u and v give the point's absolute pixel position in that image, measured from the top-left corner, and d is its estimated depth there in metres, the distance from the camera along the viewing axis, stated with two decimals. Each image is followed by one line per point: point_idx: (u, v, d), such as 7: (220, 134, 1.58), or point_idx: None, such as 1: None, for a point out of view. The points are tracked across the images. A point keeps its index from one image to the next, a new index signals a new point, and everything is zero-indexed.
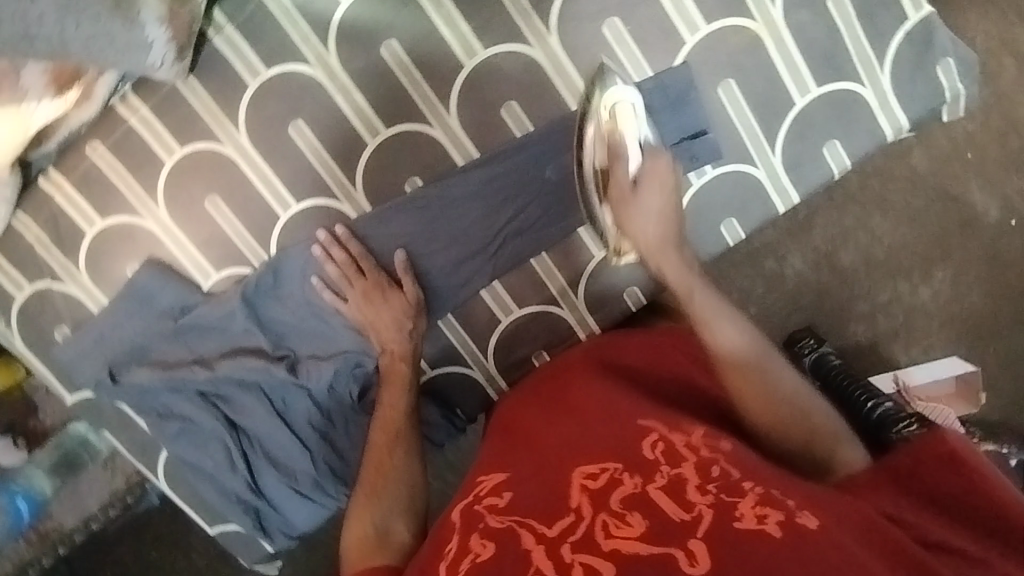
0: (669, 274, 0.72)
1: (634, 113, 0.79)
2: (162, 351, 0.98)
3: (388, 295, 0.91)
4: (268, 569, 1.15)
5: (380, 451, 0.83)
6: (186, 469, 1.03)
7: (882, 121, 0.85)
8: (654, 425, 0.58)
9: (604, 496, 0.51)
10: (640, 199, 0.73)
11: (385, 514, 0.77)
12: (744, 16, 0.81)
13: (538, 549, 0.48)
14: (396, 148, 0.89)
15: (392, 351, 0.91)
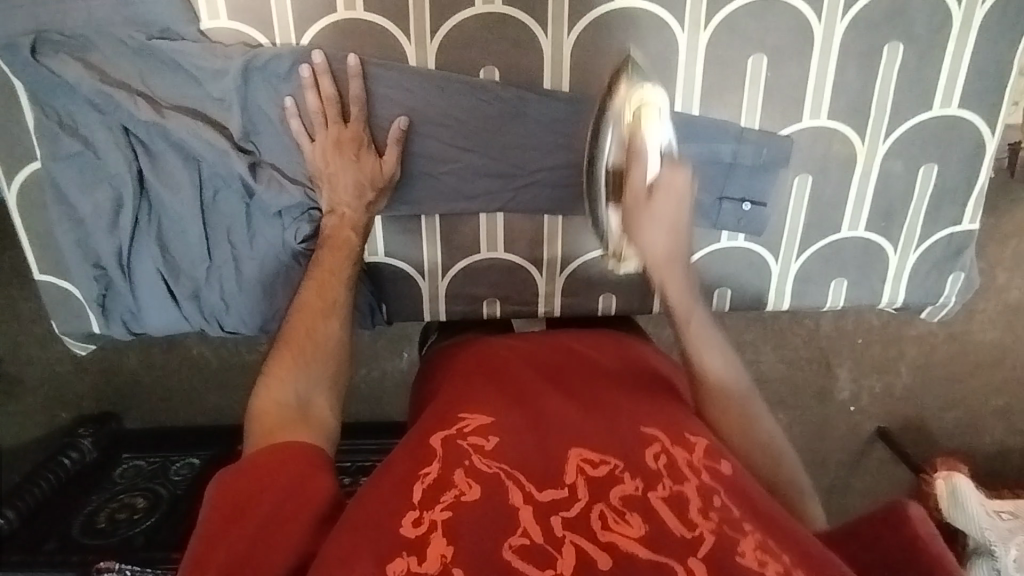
0: (671, 292, 0.69)
1: (659, 116, 0.75)
2: (110, 59, 0.80)
3: (363, 152, 0.80)
4: (77, 347, 0.98)
5: (312, 309, 0.71)
6: (55, 197, 0.85)
7: (887, 288, 0.92)
8: (659, 432, 0.60)
9: (601, 485, 0.54)
10: (653, 208, 0.68)
11: (305, 382, 0.65)
12: (857, 133, 0.83)
13: (525, 509, 0.52)
14: (497, 28, 0.80)
15: (342, 214, 0.80)
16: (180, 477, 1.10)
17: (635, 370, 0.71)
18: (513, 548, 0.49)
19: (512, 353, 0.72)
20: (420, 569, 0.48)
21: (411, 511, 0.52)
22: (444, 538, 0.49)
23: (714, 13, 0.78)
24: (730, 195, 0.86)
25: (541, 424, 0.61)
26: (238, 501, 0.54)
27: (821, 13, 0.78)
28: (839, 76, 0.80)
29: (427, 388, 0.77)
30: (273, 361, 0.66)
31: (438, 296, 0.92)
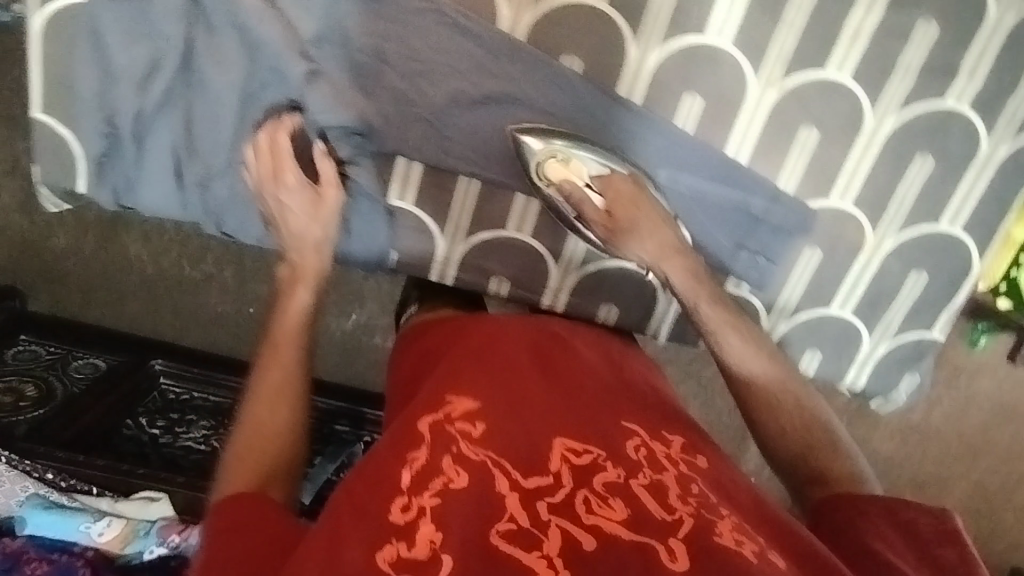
0: (676, 279, 0.79)
1: (568, 160, 0.82)
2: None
3: (290, 173, 0.76)
4: (48, 202, 0.90)
5: (266, 403, 0.70)
6: (87, 38, 0.78)
7: (850, 371, 0.98)
8: (638, 428, 0.66)
9: (583, 472, 0.59)
10: (635, 227, 0.79)
11: (279, 431, 0.69)
12: (871, 224, 0.90)
13: (511, 496, 0.56)
14: (593, 23, 0.81)
15: (296, 266, 0.77)
16: (78, 375, 1.21)
17: (616, 374, 0.75)
18: (501, 533, 0.53)
19: (502, 338, 0.74)
20: (411, 553, 0.51)
21: (399, 497, 0.56)
22: (432, 525, 0.53)
23: (787, 76, 0.83)
24: (748, 246, 0.91)
25: (525, 408, 0.64)
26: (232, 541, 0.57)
27: (876, 107, 0.84)
28: (873, 168, 0.87)
29: (410, 372, 0.78)
30: (229, 462, 0.66)
31: (450, 260, 0.92)
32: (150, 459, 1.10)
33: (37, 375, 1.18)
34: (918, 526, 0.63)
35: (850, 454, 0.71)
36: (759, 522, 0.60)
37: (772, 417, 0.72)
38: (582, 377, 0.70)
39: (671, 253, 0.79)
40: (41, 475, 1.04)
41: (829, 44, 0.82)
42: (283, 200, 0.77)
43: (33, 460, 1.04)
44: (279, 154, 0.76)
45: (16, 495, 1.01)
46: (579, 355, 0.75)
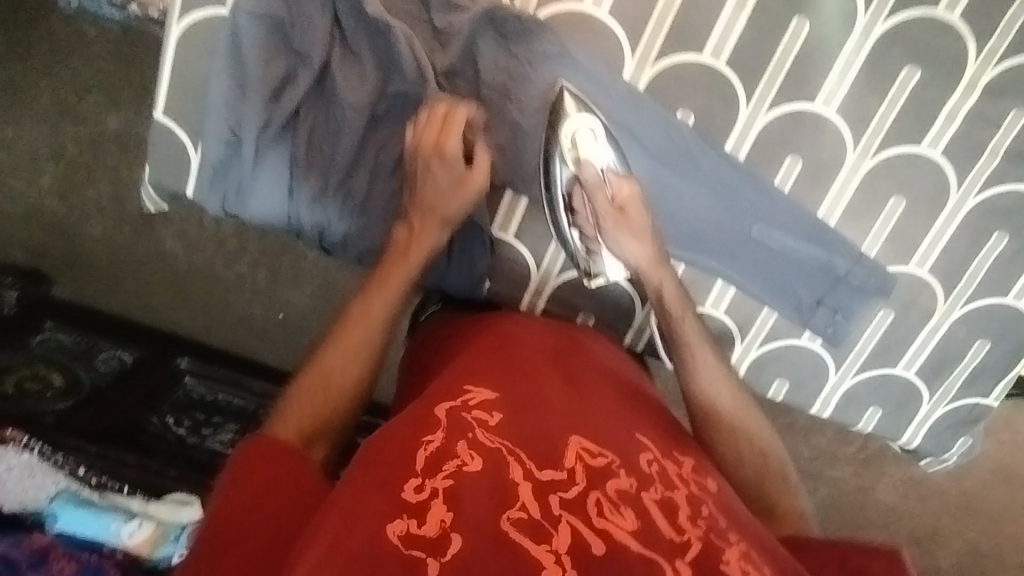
0: (667, 294, 0.84)
1: (596, 139, 0.82)
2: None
3: (451, 146, 0.78)
4: (155, 200, 0.92)
5: (355, 337, 0.75)
6: (226, 51, 0.80)
7: (908, 429, 1.03)
8: (652, 444, 0.70)
9: (598, 475, 0.62)
10: (627, 226, 0.82)
11: (346, 371, 0.74)
12: (943, 292, 0.95)
13: (523, 484, 0.60)
14: (711, 82, 0.84)
15: (418, 225, 0.81)
16: (104, 369, 1.16)
17: (627, 388, 0.80)
18: (511, 520, 0.56)
19: (520, 343, 0.79)
20: (419, 530, 0.54)
21: (415, 478, 0.59)
22: (445, 505, 0.57)
23: (884, 148, 0.88)
24: (827, 302, 0.95)
25: (547, 411, 0.69)
26: (256, 502, 0.62)
27: (961, 184, 0.90)
28: (951, 240, 0.92)
29: (434, 358, 0.83)
30: (299, 389, 0.72)
31: (541, 292, 0.95)
32: (179, 460, 1.09)
33: (67, 365, 1.14)
34: (871, 565, 0.65)
35: (794, 493, 0.78)
36: (768, 556, 0.61)
37: (729, 443, 0.80)
38: (599, 386, 0.77)
39: (658, 268, 0.83)
40: (72, 469, 0.99)
41: (927, 122, 0.87)
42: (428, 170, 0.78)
43: (66, 454, 1.00)
44: (448, 128, 0.78)
45: (47, 488, 0.96)
46: (595, 359, 0.82)
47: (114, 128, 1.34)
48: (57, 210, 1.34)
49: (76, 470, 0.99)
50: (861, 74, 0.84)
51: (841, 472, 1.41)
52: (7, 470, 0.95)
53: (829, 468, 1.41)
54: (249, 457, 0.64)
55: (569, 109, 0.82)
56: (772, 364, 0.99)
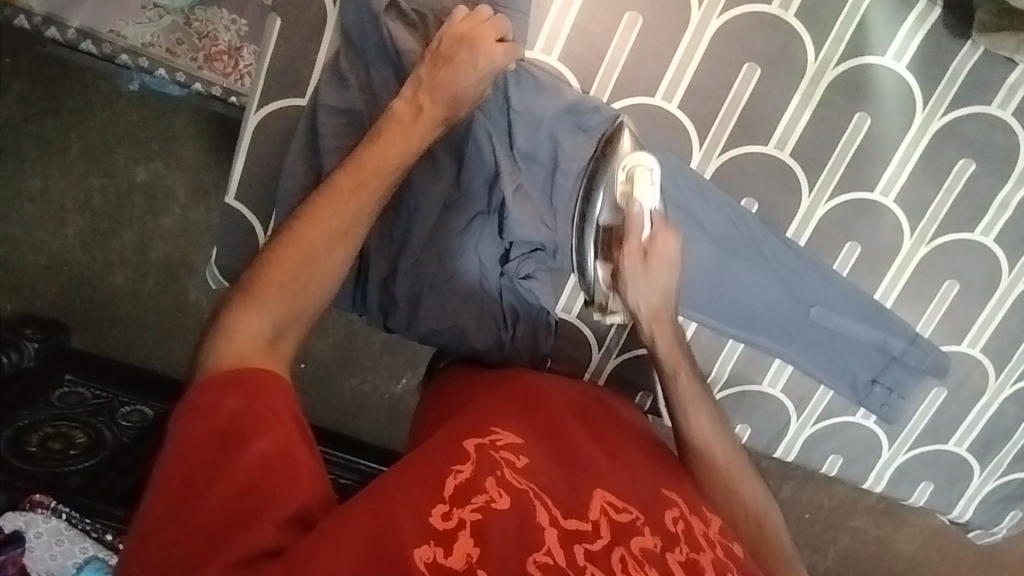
0: (660, 344, 0.80)
1: (650, 181, 0.80)
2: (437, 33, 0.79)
3: (476, 52, 0.73)
4: (217, 278, 0.93)
5: (341, 193, 0.66)
6: (307, 140, 0.82)
7: (959, 503, 1.04)
8: (677, 500, 0.68)
9: (623, 531, 0.60)
10: (647, 271, 0.77)
11: (303, 305, 0.63)
12: (994, 371, 0.97)
13: (549, 530, 0.57)
14: (775, 172, 0.87)
15: (417, 92, 0.72)
16: (125, 424, 1.15)
17: (644, 439, 0.77)
18: (537, 563, 0.54)
19: (545, 390, 0.76)
20: (447, 561, 0.51)
21: (442, 504, 0.55)
22: (471, 539, 0.53)
23: (938, 234, 0.91)
24: (883, 381, 0.96)
25: (572, 461, 0.66)
26: (236, 428, 0.55)
27: (1012, 269, 0.92)
28: (1003, 321, 0.94)
29: (439, 407, 0.77)
30: (251, 288, 0.62)
31: (602, 370, 0.99)
32: None
33: (86, 420, 1.12)
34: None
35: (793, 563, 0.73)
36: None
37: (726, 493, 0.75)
38: (622, 436, 0.75)
39: (661, 322, 0.79)
40: (99, 535, 1.01)
41: (980, 210, 0.89)
42: (452, 111, 0.73)
43: (93, 519, 1.01)
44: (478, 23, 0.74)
45: (75, 555, 0.98)
46: (618, 414, 0.80)
47: (142, 181, 1.27)
48: (83, 262, 1.30)
49: (104, 537, 1.00)
50: (919, 165, 0.87)
51: (867, 528, 1.42)
52: (36, 536, 0.97)
53: (855, 525, 1.42)
54: (245, 368, 0.58)
55: (625, 148, 0.82)
56: (826, 440, 1.01)
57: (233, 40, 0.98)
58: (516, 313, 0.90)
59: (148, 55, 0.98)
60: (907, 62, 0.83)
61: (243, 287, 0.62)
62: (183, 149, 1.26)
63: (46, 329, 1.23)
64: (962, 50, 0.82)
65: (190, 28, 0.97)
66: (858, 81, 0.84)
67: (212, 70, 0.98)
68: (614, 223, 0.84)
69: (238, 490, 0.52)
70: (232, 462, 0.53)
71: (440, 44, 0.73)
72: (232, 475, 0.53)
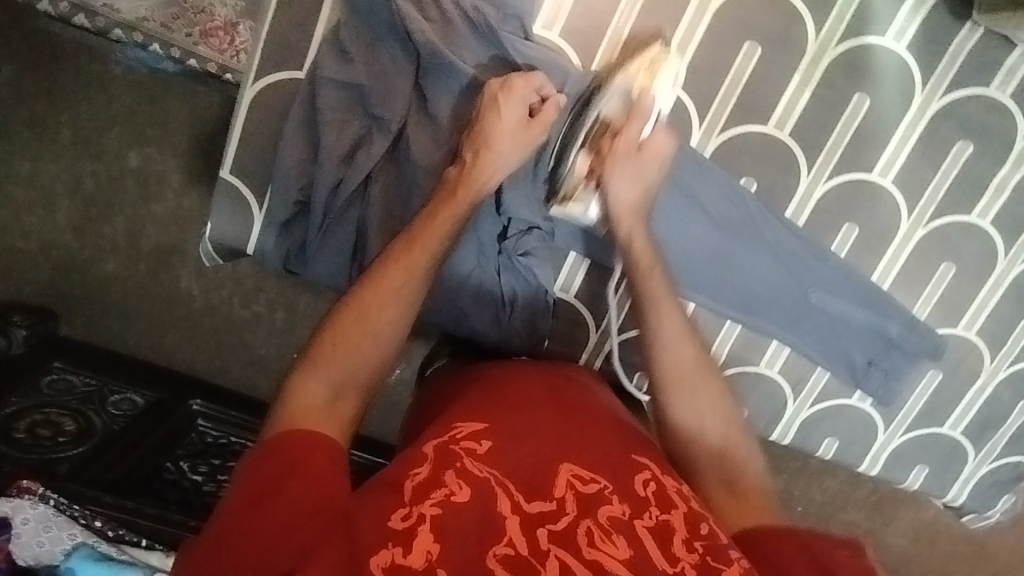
0: (638, 244, 0.79)
1: (671, 81, 0.80)
2: (446, 4, 0.78)
3: (505, 115, 0.75)
4: (209, 257, 0.92)
5: (400, 260, 0.71)
6: (305, 115, 0.81)
7: (953, 487, 1.04)
8: (649, 462, 0.70)
9: (589, 503, 0.63)
10: (637, 159, 0.77)
11: (354, 366, 0.67)
12: (989, 354, 0.97)
13: (512, 517, 0.61)
14: (775, 151, 0.87)
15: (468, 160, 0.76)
16: (115, 413, 1.13)
17: (617, 416, 0.79)
18: (498, 556, 0.58)
19: (514, 377, 0.79)
20: (406, 559, 0.55)
21: (402, 507, 0.59)
22: (431, 535, 0.57)
23: (936, 216, 0.91)
24: (880, 363, 0.96)
25: (536, 438, 0.69)
26: (254, 496, 0.59)
27: (1008, 251, 0.92)
28: (998, 304, 0.95)
29: (429, 412, 0.81)
30: (313, 355, 0.67)
31: (599, 351, 0.97)
32: (194, 509, 1.08)
33: (76, 408, 1.11)
34: (834, 552, 0.64)
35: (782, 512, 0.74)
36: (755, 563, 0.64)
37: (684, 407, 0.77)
38: (592, 409, 0.76)
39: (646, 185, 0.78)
40: (88, 522, 1.01)
41: (977, 192, 0.90)
42: (502, 170, 0.76)
43: (81, 506, 1.01)
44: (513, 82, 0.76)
45: (63, 542, 0.97)
46: (592, 394, 0.81)
47: (135, 167, 1.24)
48: (74, 245, 1.28)
49: (93, 523, 1.01)
50: (917, 147, 0.88)
51: (859, 520, 1.42)
52: (22, 522, 0.95)
53: (847, 517, 1.42)
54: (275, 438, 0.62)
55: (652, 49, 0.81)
56: (822, 423, 1.01)
57: (230, 16, 0.97)
58: (515, 295, 0.90)
59: (142, 29, 0.97)
60: (907, 42, 0.83)
61: (302, 354, 0.68)
62: (175, 134, 1.23)
63: (38, 316, 1.24)
64: (962, 31, 0.83)
65: (184, 3, 0.96)
66: (858, 61, 0.84)
67: (208, 46, 0.98)
68: (615, 117, 0.80)
69: (244, 559, 0.55)
70: (246, 523, 0.57)
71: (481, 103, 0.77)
72: (241, 543, 0.56)
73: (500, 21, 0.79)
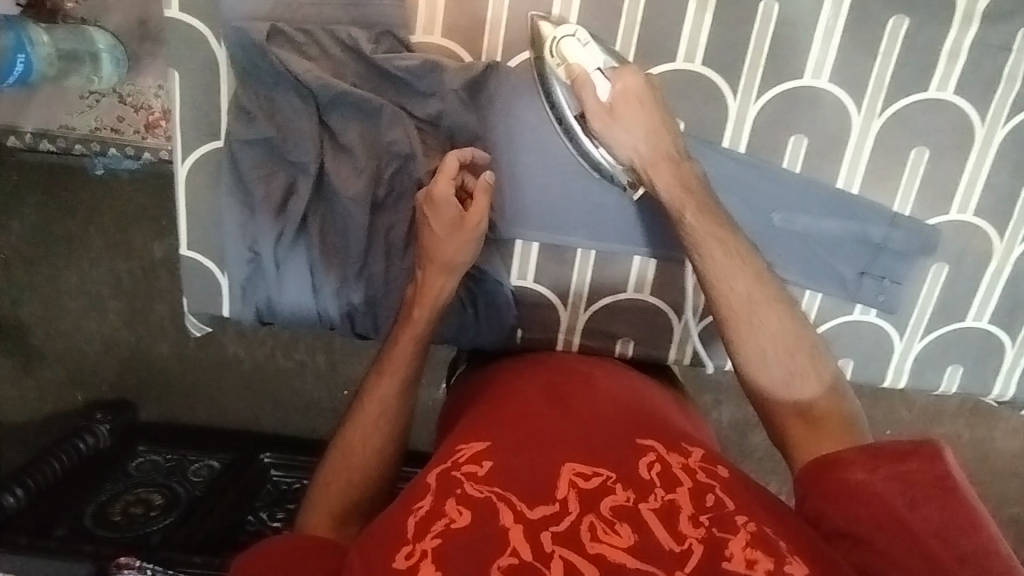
0: (661, 183, 0.77)
1: (580, 43, 0.78)
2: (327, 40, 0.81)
3: (436, 226, 0.78)
4: (196, 328, 0.98)
5: (389, 372, 0.78)
6: (231, 176, 0.85)
7: (998, 380, 0.96)
8: (653, 443, 0.69)
9: (592, 496, 0.62)
10: (619, 118, 0.77)
11: (379, 444, 0.76)
12: (997, 231, 0.88)
13: (515, 527, 0.59)
14: (690, 86, 0.84)
15: (433, 261, 0.79)
16: (198, 479, 1.12)
17: (641, 401, 0.78)
18: (503, 567, 0.57)
19: (518, 386, 0.79)
20: None
21: (405, 545, 0.59)
22: (433, 565, 0.57)
23: (890, 103, 0.84)
24: (872, 271, 0.90)
25: (542, 442, 0.68)
26: None
27: (985, 118, 0.84)
28: (991, 176, 0.86)
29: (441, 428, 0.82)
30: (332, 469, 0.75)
31: (575, 328, 0.94)
32: None
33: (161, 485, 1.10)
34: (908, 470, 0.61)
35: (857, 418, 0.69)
36: (781, 526, 0.61)
37: (753, 340, 0.71)
38: (601, 405, 0.75)
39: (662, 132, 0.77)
40: None
41: (929, 64, 0.82)
42: (452, 277, 0.80)
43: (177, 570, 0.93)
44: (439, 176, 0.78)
45: None
46: (602, 386, 0.79)
47: None
48: None
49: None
50: (845, 37, 0.82)
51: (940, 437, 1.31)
52: None
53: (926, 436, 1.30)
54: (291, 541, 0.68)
55: (546, 33, 0.80)
56: (830, 345, 0.95)
57: (165, 104, 1.04)
58: (474, 295, 0.91)
59: (98, 139, 1.06)
60: None
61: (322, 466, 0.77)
62: None
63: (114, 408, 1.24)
64: None
65: (126, 103, 1.04)
66: None
67: (155, 137, 1.06)
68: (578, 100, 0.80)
69: None
70: None
71: (421, 212, 0.79)
72: None
73: (373, 42, 0.81)
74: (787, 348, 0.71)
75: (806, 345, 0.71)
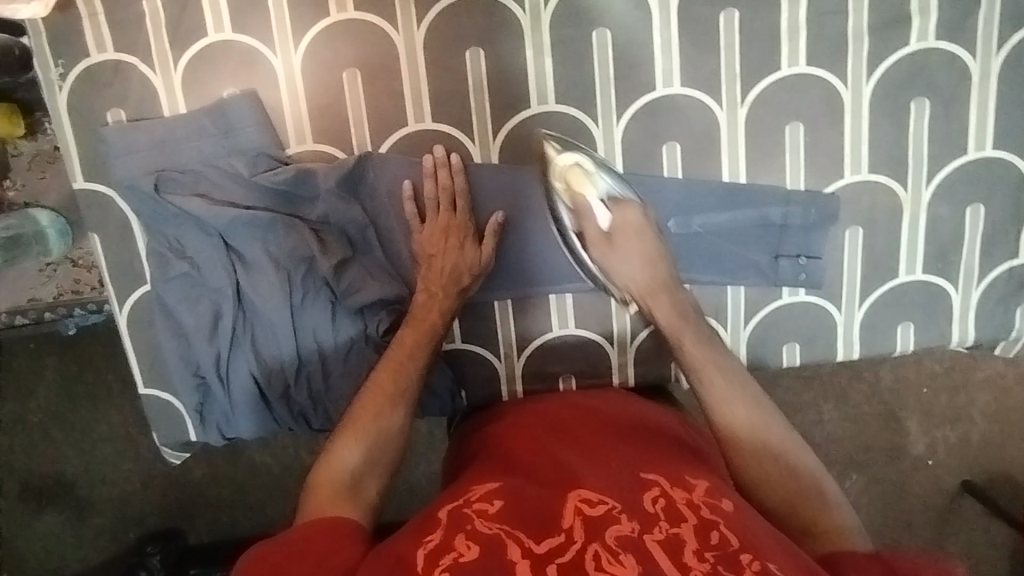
0: (637, 276, 0.83)
1: (586, 173, 0.84)
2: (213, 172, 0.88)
3: (451, 255, 0.84)
4: (173, 456, 1.04)
5: (381, 391, 0.73)
6: (160, 312, 0.92)
7: (954, 327, 0.92)
8: (658, 477, 0.62)
9: (597, 526, 0.55)
10: (616, 246, 0.83)
11: (380, 455, 0.70)
12: (897, 182, 0.88)
13: (522, 563, 0.53)
14: (552, 126, 0.87)
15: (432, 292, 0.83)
16: None
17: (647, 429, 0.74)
18: None
19: (526, 418, 0.76)
20: None
21: None
22: None
23: (748, 90, 0.86)
24: (785, 252, 0.90)
25: (557, 478, 0.63)
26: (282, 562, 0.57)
27: (846, 81, 0.85)
28: (872, 132, 0.86)
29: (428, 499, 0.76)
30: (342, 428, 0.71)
31: (514, 376, 0.95)
32: None
33: None
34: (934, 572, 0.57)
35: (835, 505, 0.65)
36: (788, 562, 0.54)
37: (729, 407, 0.72)
38: (604, 434, 0.71)
39: (645, 237, 0.83)
40: None
41: (773, 47, 0.84)
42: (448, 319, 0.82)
43: None
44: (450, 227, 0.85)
45: None
46: (602, 417, 0.75)
47: None
48: None
49: None
50: (683, 44, 0.85)
51: None
52: None
53: None
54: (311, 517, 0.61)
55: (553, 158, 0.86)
56: (771, 334, 0.93)
57: None
58: None
59: (62, 304, 1.15)
60: None
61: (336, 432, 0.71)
62: None
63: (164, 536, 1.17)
64: None
65: (78, 266, 1.14)
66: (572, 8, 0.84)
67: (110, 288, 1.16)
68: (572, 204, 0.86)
69: None
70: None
71: (426, 243, 0.85)
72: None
73: (252, 165, 0.88)
74: (761, 420, 0.71)
75: (776, 426, 0.71)
